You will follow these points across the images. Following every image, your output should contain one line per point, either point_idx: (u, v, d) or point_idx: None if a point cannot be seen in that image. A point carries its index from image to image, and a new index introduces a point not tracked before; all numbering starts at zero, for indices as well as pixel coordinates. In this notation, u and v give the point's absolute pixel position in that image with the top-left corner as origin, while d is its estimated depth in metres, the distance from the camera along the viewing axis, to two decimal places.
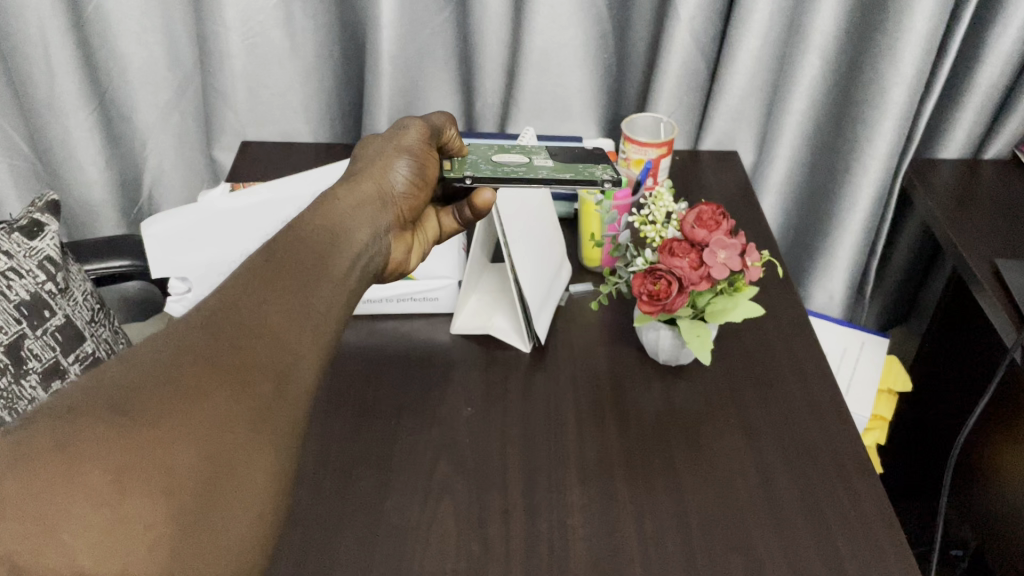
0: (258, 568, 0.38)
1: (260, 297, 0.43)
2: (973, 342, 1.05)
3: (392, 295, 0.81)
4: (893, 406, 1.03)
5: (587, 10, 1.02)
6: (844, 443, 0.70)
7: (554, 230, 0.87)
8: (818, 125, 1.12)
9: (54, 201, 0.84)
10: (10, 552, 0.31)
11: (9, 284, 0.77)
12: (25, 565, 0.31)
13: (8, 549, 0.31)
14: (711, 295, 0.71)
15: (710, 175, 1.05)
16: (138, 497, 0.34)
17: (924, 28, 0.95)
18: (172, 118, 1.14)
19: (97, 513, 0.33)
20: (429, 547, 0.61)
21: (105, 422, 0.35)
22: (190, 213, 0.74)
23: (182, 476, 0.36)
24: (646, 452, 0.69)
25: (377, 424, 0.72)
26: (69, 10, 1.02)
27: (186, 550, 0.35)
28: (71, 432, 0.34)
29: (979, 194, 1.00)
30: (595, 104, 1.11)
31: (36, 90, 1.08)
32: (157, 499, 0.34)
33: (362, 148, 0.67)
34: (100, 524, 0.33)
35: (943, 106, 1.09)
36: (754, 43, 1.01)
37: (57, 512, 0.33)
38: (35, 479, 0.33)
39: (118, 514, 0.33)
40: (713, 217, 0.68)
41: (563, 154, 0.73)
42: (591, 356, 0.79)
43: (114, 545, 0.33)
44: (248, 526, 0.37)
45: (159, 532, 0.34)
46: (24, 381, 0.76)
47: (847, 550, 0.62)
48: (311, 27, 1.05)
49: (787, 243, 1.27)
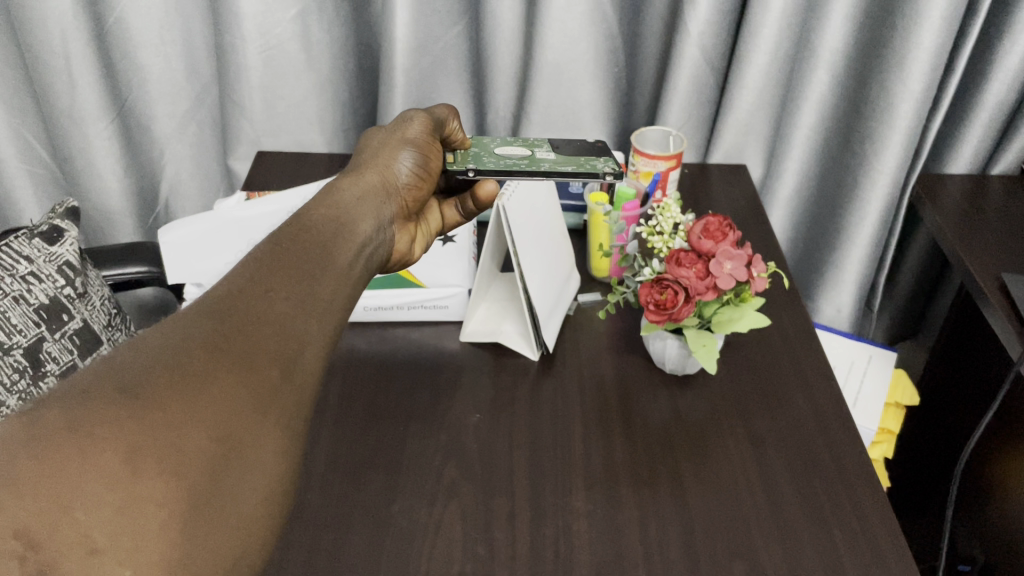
0: (265, 548, 0.39)
1: (267, 284, 0.45)
2: (981, 355, 1.05)
3: (402, 303, 0.83)
4: (900, 419, 1.03)
5: (598, 25, 1.04)
6: (848, 454, 0.71)
7: (562, 239, 0.88)
8: (824, 137, 1.13)
9: (74, 207, 0.86)
10: (25, 527, 0.33)
11: (29, 288, 0.79)
12: (40, 541, 0.33)
13: (22, 525, 0.32)
14: (718, 306, 0.72)
15: (719, 188, 1.06)
16: (150, 477, 0.35)
17: (931, 44, 0.96)
18: (189, 128, 1.17)
19: (112, 493, 0.34)
20: (437, 548, 0.62)
21: (117, 403, 0.36)
22: (205, 221, 0.76)
23: (192, 456, 0.37)
24: (650, 458, 0.70)
25: (388, 427, 0.73)
26: (91, 23, 1.05)
27: (197, 532, 0.36)
28: (84, 413, 0.35)
29: (985, 209, 1.01)
30: (606, 117, 1.12)
31: (58, 100, 1.10)
32: (167, 480, 0.36)
33: (366, 140, 0.68)
34: (114, 504, 0.34)
35: (951, 122, 1.10)
36: (763, 59, 1.03)
37: (70, 491, 0.34)
38: (50, 458, 0.34)
39: (131, 493, 0.35)
40: (720, 228, 0.69)
41: (566, 147, 0.75)
42: (598, 364, 0.80)
43: (127, 523, 0.34)
44: (256, 506, 0.39)
45: (170, 512, 0.35)
46: (42, 382, 0.78)
47: (850, 557, 0.62)
48: (327, 40, 1.07)
49: (793, 256, 1.27)
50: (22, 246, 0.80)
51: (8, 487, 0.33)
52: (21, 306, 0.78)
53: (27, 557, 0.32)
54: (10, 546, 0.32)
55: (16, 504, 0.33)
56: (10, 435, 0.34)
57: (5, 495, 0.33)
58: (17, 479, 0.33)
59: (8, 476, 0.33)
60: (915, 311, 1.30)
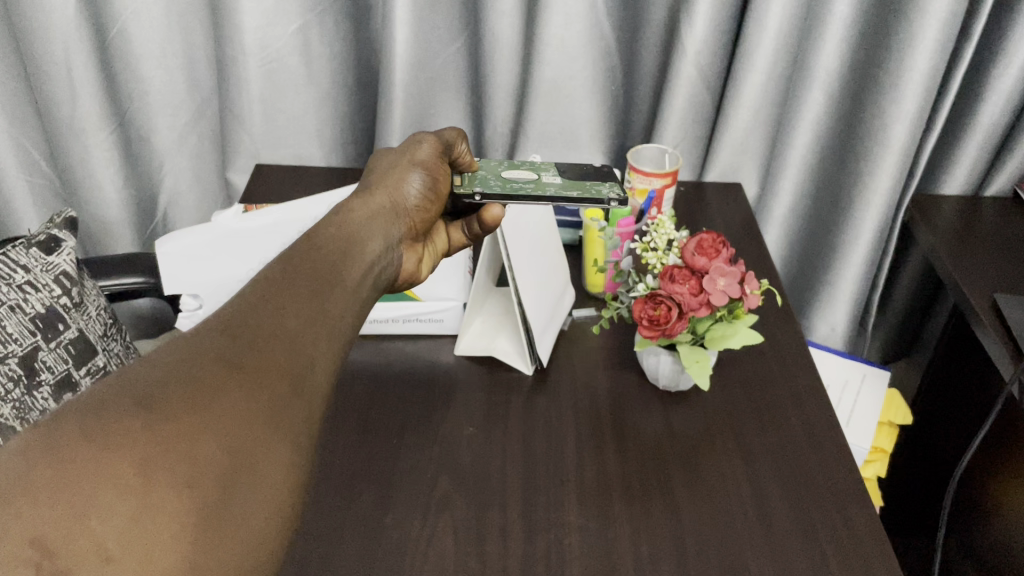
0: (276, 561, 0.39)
1: (277, 301, 0.45)
2: (975, 376, 1.05)
3: (398, 315, 0.83)
4: (893, 439, 1.04)
5: (597, 43, 1.05)
6: (839, 471, 0.71)
7: (558, 256, 0.89)
8: (821, 159, 1.14)
9: (72, 218, 0.87)
10: (41, 535, 0.32)
11: (26, 297, 0.79)
12: (56, 549, 0.32)
13: (36, 533, 0.32)
14: (712, 321, 0.72)
15: (715, 205, 1.07)
16: (163, 489, 0.35)
17: (925, 67, 0.97)
18: (189, 140, 1.18)
19: (125, 503, 0.34)
20: (428, 560, 0.62)
21: (132, 415, 0.36)
22: (203, 232, 0.77)
23: (204, 469, 0.37)
24: (644, 477, 0.70)
25: (381, 440, 0.73)
26: (93, 35, 1.06)
27: (210, 542, 0.36)
28: (100, 426, 0.36)
29: (979, 230, 1.02)
30: (603, 134, 1.13)
31: (59, 110, 1.11)
32: (180, 492, 0.36)
33: (375, 160, 0.69)
34: (128, 515, 0.34)
35: (945, 144, 1.11)
36: (759, 78, 1.04)
37: (85, 499, 0.34)
38: (64, 468, 0.34)
39: (144, 503, 0.35)
40: (713, 245, 0.70)
41: (572, 171, 0.76)
42: (592, 379, 0.80)
43: (140, 532, 0.34)
44: (269, 519, 0.39)
45: (182, 523, 0.35)
46: (36, 392, 0.77)
47: (836, 568, 0.63)
48: (327, 54, 1.08)
49: (790, 277, 1.28)
50: (19, 255, 0.80)
51: (23, 496, 0.33)
52: (17, 315, 0.78)
53: (43, 564, 0.32)
54: (26, 554, 0.32)
55: (30, 513, 0.33)
56: (25, 446, 0.34)
57: (19, 502, 0.33)
58: (30, 486, 0.33)
59: (22, 484, 0.33)
60: (909, 331, 1.31)
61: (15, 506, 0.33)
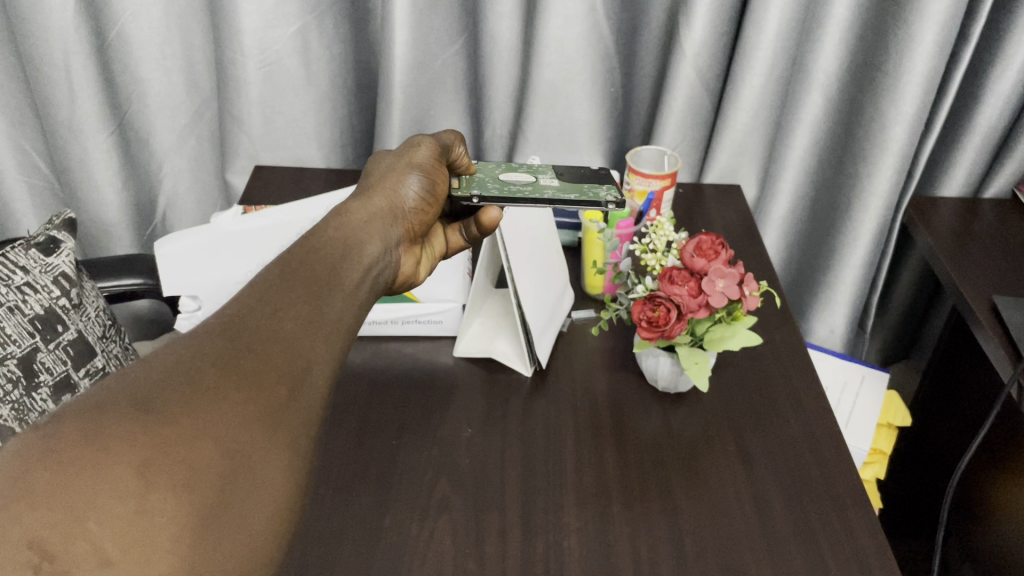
0: (275, 562, 0.39)
1: (275, 304, 0.45)
2: (974, 378, 1.05)
3: (397, 317, 0.83)
4: (892, 441, 1.04)
5: (596, 46, 1.05)
6: (838, 472, 0.71)
7: (557, 258, 0.89)
8: (819, 161, 1.14)
9: (71, 219, 0.86)
10: (41, 537, 0.33)
11: (25, 298, 0.79)
12: (55, 551, 0.33)
13: (36, 536, 0.33)
14: (710, 323, 0.72)
15: (714, 207, 1.07)
16: (162, 491, 0.35)
17: (924, 69, 0.97)
18: (188, 141, 1.18)
19: (123, 505, 0.34)
20: (427, 562, 0.62)
21: (131, 417, 0.36)
22: (201, 234, 0.76)
23: (202, 471, 0.37)
24: (643, 479, 0.70)
25: (380, 441, 0.73)
26: (92, 36, 1.06)
27: (208, 544, 0.36)
28: (98, 427, 0.36)
29: (978, 232, 1.02)
30: (602, 135, 1.13)
31: (58, 111, 1.11)
32: (178, 493, 0.36)
33: (374, 163, 0.69)
34: (126, 517, 0.34)
35: (944, 146, 1.11)
36: (758, 80, 1.04)
37: (84, 502, 0.34)
38: (63, 470, 0.34)
39: (143, 505, 0.35)
40: (712, 247, 0.70)
41: (570, 174, 0.76)
42: (591, 381, 0.80)
43: (138, 534, 0.34)
44: (267, 520, 0.39)
45: (179, 525, 0.35)
46: (35, 393, 0.77)
47: (835, 570, 0.63)
48: (327, 56, 1.08)
49: (789, 280, 1.28)
50: (18, 256, 0.80)
51: (24, 499, 0.33)
52: (16, 317, 0.78)
53: (42, 565, 0.33)
54: (25, 557, 0.33)
55: (30, 516, 0.33)
56: (25, 447, 0.35)
57: (19, 505, 0.33)
58: (30, 488, 0.34)
59: (22, 486, 0.34)
60: (908, 332, 1.31)
61: (15, 509, 0.33)
